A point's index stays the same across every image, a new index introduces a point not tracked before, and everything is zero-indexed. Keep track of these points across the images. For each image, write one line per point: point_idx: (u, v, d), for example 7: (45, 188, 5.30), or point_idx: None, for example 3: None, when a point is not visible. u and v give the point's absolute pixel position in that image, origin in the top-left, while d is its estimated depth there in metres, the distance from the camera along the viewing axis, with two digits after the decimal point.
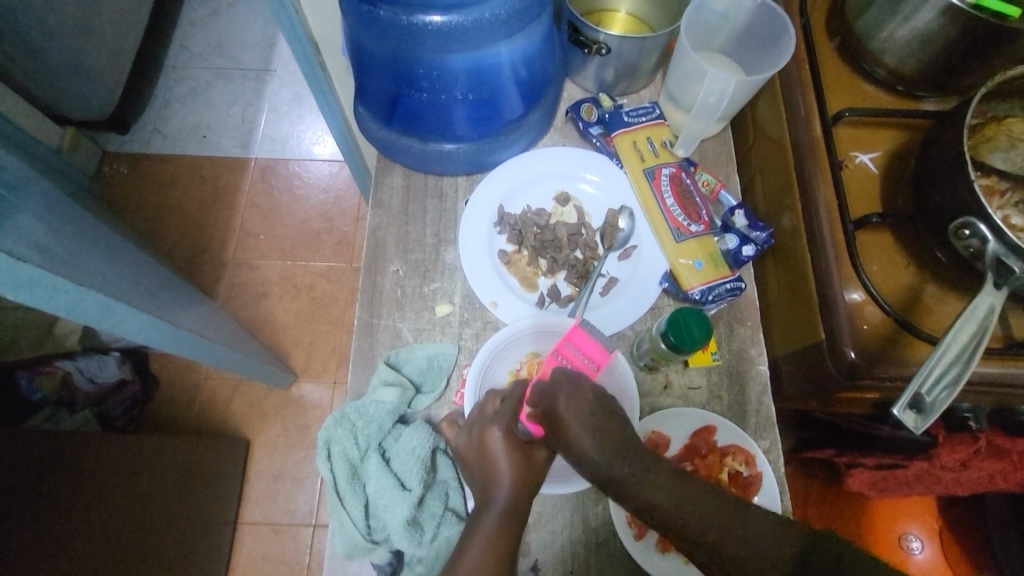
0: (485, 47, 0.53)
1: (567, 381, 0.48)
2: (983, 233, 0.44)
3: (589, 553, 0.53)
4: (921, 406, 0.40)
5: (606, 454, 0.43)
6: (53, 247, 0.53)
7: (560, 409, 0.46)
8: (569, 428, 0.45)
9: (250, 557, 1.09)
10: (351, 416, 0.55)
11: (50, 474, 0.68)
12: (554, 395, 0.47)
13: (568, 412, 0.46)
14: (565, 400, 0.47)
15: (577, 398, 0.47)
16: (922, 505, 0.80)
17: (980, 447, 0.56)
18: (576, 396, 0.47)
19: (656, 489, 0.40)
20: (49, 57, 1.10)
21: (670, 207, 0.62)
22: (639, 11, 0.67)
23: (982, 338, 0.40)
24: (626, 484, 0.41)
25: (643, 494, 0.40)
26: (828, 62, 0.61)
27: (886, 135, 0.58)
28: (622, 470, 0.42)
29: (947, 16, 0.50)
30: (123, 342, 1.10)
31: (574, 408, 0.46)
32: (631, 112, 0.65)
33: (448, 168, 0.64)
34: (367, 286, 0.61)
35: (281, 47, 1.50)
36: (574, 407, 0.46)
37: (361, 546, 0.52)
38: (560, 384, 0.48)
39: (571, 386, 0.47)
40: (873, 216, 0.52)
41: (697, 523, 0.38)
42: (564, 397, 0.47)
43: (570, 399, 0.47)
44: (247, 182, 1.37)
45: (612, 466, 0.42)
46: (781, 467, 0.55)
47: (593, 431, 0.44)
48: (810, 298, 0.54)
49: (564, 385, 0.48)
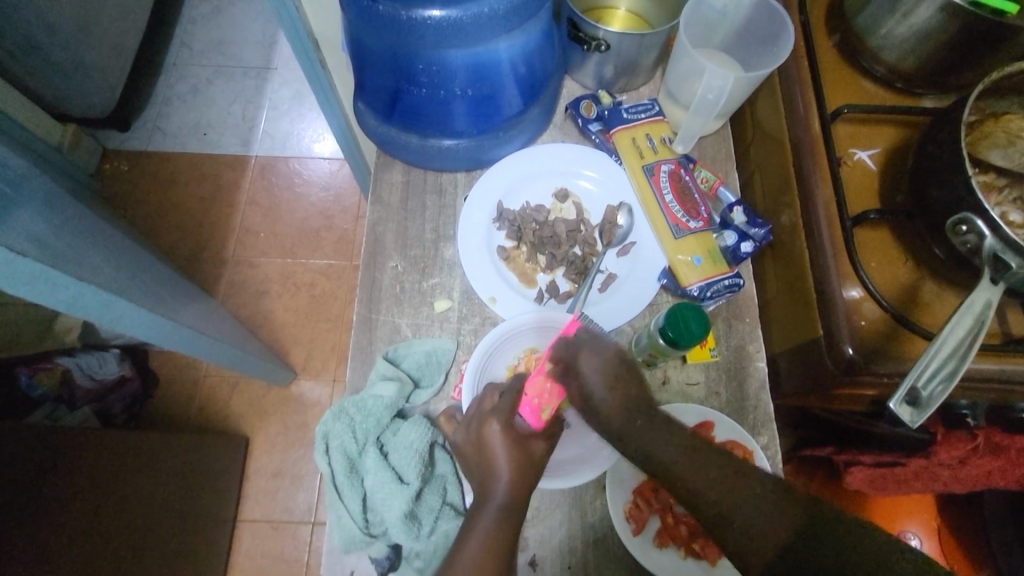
0: (485, 42, 0.53)
1: (591, 338, 0.50)
2: (981, 228, 0.43)
3: (587, 549, 0.53)
4: (917, 401, 0.40)
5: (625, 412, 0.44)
6: (53, 243, 0.53)
7: (582, 363, 0.48)
8: (591, 378, 0.47)
9: (249, 555, 1.09)
10: (349, 410, 0.55)
11: (49, 469, 0.68)
12: (578, 349, 0.49)
13: (589, 365, 0.48)
14: (588, 355, 0.49)
15: (599, 355, 0.49)
16: (921, 505, 0.81)
17: (978, 444, 0.56)
18: (601, 352, 0.49)
19: (667, 448, 0.40)
20: (50, 54, 1.10)
21: (668, 204, 0.62)
22: (638, 8, 0.67)
23: (978, 333, 0.40)
24: (639, 442, 0.42)
25: (652, 449, 0.41)
26: (827, 59, 0.61)
27: (884, 132, 0.58)
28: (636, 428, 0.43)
29: (945, 13, 0.50)
30: (123, 339, 1.10)
31: (596, 364, 0.48)
32: (630, 109, 0.65)
33: (447, 164, 0.64)
34: (366, 281, 0.61)
35: (282, 45, 1.50)
36: (597, 361, 0.48)
37: (359, 540, 0.52)
38: (586, 341, 0.50)
39: (595, 344, 0.50)
40: (871, 213, 0.52)
41: (701, 481, 0.38)
42: (587, 351, 0.49)
43: (594, 354, 0.49)
44: (247, 181, 1.37)
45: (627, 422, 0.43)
46: (779, 463, 0.55)
47: (615, 388, 0.46)
48: (808, 294, 0.54)
49: (589, 340, 0.50)
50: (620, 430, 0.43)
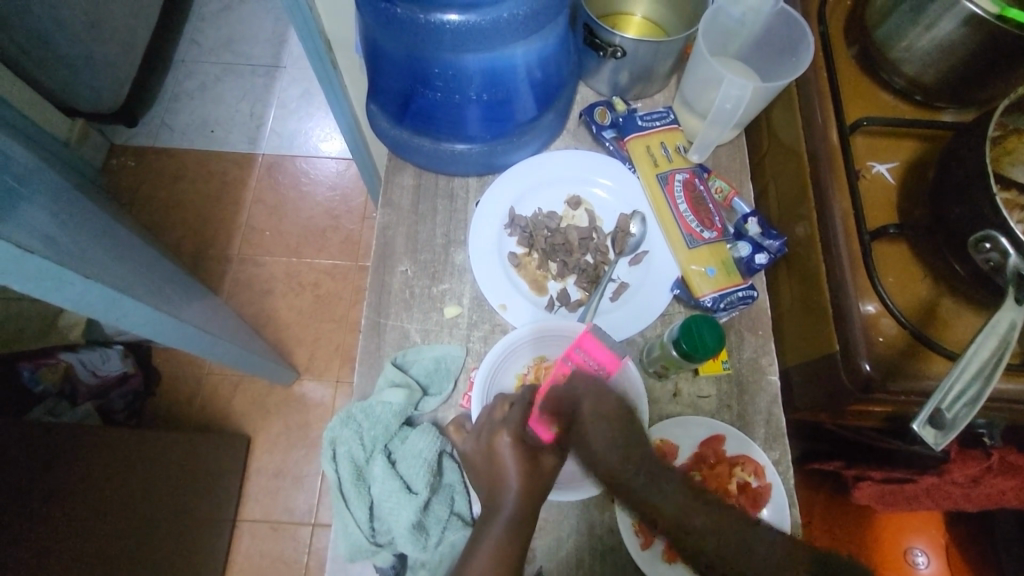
0: (502, 48, 0.52)
1: (590, 388, 0.49)
2: (1004, 246, 0.43)
3: (594, 562, 0.52)
4: (941, 422, 0.39)
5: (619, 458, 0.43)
6: (61, 239, 0.52)
7: (583, 411, 0.47)
8: (590, 424, 0.46)
9: (248, 555, 1.09)
10: (357, 417, 0.54)
11: (51, 467, 0.67)
12: (579, 397, 0.48)
13: (590, 412, 0.47)
14: (590, 403, 0.48)
15: (600, 404, 0.48)
16: (929, 521, 0.80)
17: (992, 464, 0.56)
18: (600, 400, 0.48)
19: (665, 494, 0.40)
20: (58, 48, 1.10)
21: (683, 214, 0.61)
22: (655, 15, 0.66)
23: (1004, 353, 0.39)
24: (636, 488, 0.41)
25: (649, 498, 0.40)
26: (846, 70, 0.61)
27: (903, 145, 0.57)
28: (636, 474, 0.42)
29: (969, 26, 0.49)
30: (127, 335, 1.09)
31: (597, 412, 0.47)
32: (645, 116, 0.65)
33: (459, 169, 0.64)
34: (375, 285, 0.60)
35: (291, 43, 1.49)
36: (598, 411, 0.47)
37: (366, 548, 0.51)
38: (585, 388, 0.49)
39: (596, 394, 0.49)
40: (890, 227, 0.51)
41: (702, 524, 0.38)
42: (590, 399, 0.48)
43: (595, 402, 0.48)
44: (254, 178, 1.36)
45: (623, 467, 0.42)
46: (790, 479, 0.55)
47: (612, 436, 0.45)
48: (824, 308, 0.53)
49: (587, 387, 0.49)
50: (617, 477, 0.42)
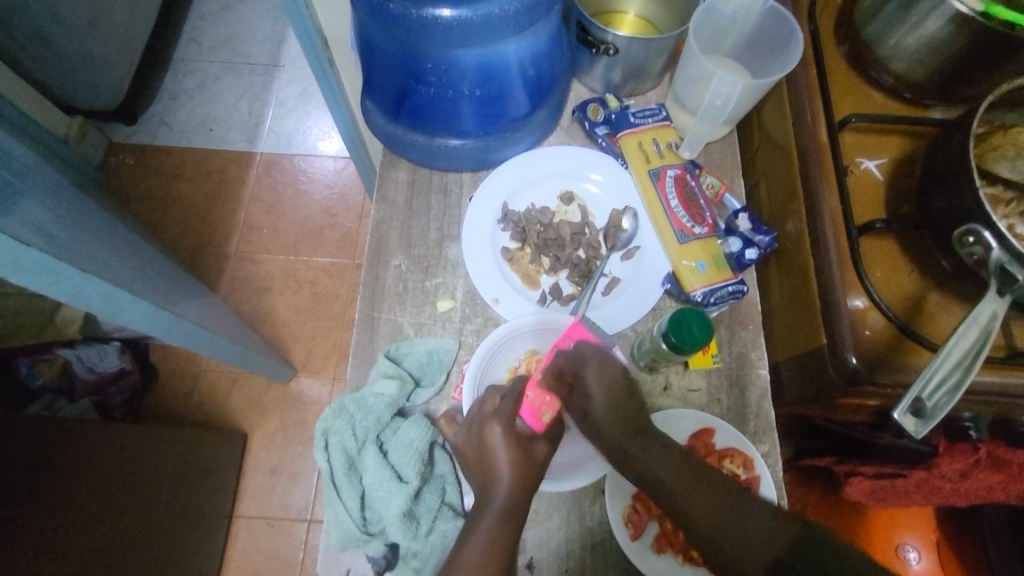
0: (494, 43, 0.52)
1: (595, 353, 0.51)
2: (987, 240, 0.44)
3: (585, 553, 0.53)
4: (922, 412, 0.39)
5: (618, 423, 0.47)
6: (58, 234, 0.53)
7: (587, 376, 0.50)
8: (592, 392, 0.49)
9: (244, 551, 1.09)
10: (350, 407, 0.55)
11: (51, 459, 0.68)
12: (582, 364, 0.51)
13: (594, 380, 0.50)
14: (593, 369, 0.50)
15: (603, 372, 0.50)
16: (918, 518, 0.80)
17: (980, 458, 0.56)
18: (607, 368, 0.50)
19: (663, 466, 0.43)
20: (59, 46, 1.11)
21: (673, 209, 0.62)
22: (648, 12, 0.67)
23: (983, 344, 0.40)
24: (634, 456, 0.45)
25: (647, 468, 0.44)
26: (835, 67, 0.61)
27: (892, 142, 0.58)
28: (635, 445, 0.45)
29: (955, 24, 0.50)
30: (124, 332, 1.10)
31: (599, 379, 0.50)
32: (638, 113, 0.66)
33: (453, 165, 0.64)
34: (368, 279, 0.61)
35: (290, 42, 1.50)
36: (601, 376, 0.50)
37: (356, 538, 0.51)
38: (590, 356, 0.51)
39: (601, 359, 0.51)
40: (877, 222, 0.52)
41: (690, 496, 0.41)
42: (592, 372, 0.50)
43: (598, 371, 0.50)
44: (253, 177, 1.37)
45: (623, 439, 0.46)
46: (779, 472, 0.55)
47: (612, 400, 0.48)
48: (812, 304, 0.54)
49: (595, 353, 0.51)
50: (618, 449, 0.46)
